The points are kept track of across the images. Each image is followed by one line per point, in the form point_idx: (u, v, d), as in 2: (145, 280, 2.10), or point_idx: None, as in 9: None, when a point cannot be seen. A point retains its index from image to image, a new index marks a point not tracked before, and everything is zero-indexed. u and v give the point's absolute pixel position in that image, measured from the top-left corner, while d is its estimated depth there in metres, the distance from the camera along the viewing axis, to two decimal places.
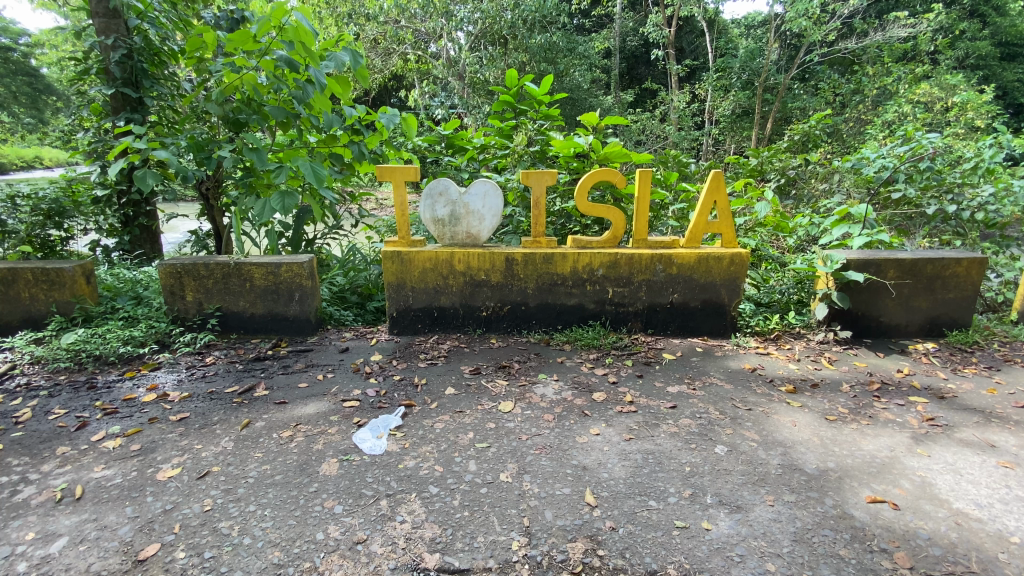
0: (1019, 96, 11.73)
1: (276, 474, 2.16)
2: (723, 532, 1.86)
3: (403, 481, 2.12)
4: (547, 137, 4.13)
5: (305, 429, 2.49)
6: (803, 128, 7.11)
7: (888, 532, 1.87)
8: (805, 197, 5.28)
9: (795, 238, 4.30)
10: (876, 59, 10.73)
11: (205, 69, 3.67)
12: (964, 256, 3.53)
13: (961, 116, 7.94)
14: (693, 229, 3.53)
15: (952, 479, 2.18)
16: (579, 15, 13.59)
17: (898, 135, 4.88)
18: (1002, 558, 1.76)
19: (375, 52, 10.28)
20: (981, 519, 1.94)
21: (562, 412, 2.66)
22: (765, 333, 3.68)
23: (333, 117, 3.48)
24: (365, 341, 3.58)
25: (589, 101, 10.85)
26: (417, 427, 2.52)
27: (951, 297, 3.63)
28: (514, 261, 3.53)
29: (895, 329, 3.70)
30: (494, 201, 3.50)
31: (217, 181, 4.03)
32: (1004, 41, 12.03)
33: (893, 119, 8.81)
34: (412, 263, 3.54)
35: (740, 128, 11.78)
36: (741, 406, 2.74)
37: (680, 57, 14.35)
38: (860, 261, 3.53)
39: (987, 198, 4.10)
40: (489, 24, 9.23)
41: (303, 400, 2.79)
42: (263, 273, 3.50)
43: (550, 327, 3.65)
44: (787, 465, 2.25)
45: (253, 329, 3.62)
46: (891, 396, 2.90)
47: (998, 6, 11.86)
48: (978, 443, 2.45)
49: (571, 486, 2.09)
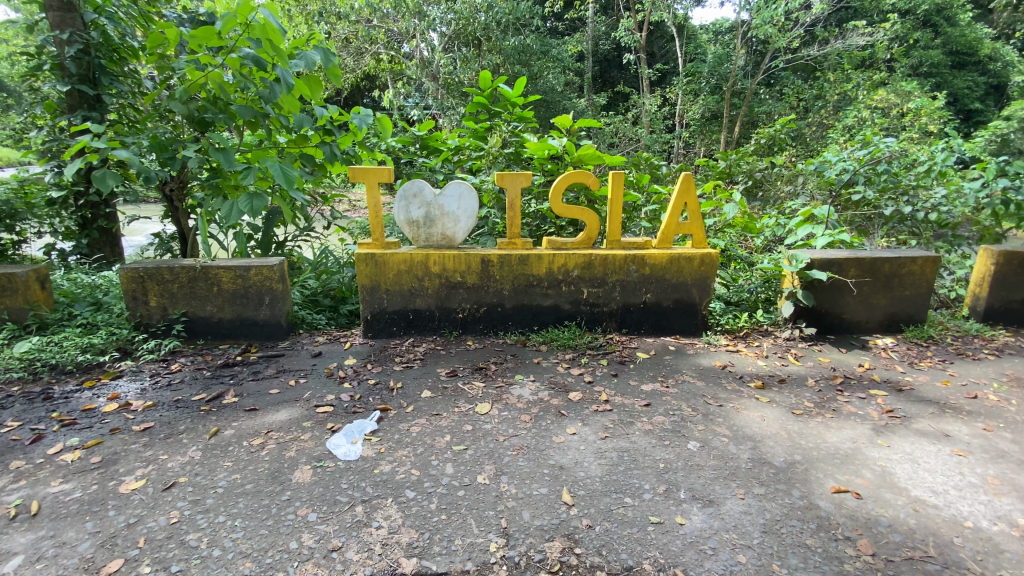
0: (968, 102, 12.30)
1: (246, 483, 2.10)
2: (696, 526, 1.90)
3: (379, 486, 2.09)
4: (521, 139, 4.13)
5: (276, 437, 2.43)
6: (768, 132, 7.35)
7: (852, 521, 1.94)
8: (771, 199, 5.44)
9: (762, 238, 4.45)
10: (837, 66, 11.13)
11: (167, 67, 3.52)
12: (919, 255, 3.70)
13: (915, 122, 8.35)
14: (664, 231, 3.59)
15: (910, 468, 2.28)
16: (551, 19, 13.68)
17: (858, 141, 5.08)
18: (957, 542, 1.84)
19: (347, 51, 10.14)
20: (937, 506, 2.04)
21: (539, 413, 2.67)
22: (735, 331, 3.77)
23: (304, 118, 3.41)
24: (339, 345, 3.52)
25: (563, 104, 10.95)
26: (393, 432, 2.48)
27: (908, 295, 3.79)
28: (490, 263, 3.53)
29: (856, 325, 3.84)
30: (470, 203, 3.50)
31: (181, 182, 3.91)
32: (955, 50, 12.59)
33: (854, 124, 9.15)
34: (386, 264, 3.50)
35: (709, 132, 12.12)
36: (712, 403, 2.81)
37: (651, 61, 14.64)
38: (824, 260, 3.67)
39: (940, 199, 4.32)
40: (463, 26, 9.22)
41: (274, 406, 2.72)
42: (231, 277, 3.40)
43: (526, 328, 3.66)
44: (757, 459, 2.31)
45: (220, 335, 3.52)
46: (853, 390, 3.02)
47: (949, 16, 12.41)
48: (934, 433, 2.57)
49: (547, 486, 2.10)
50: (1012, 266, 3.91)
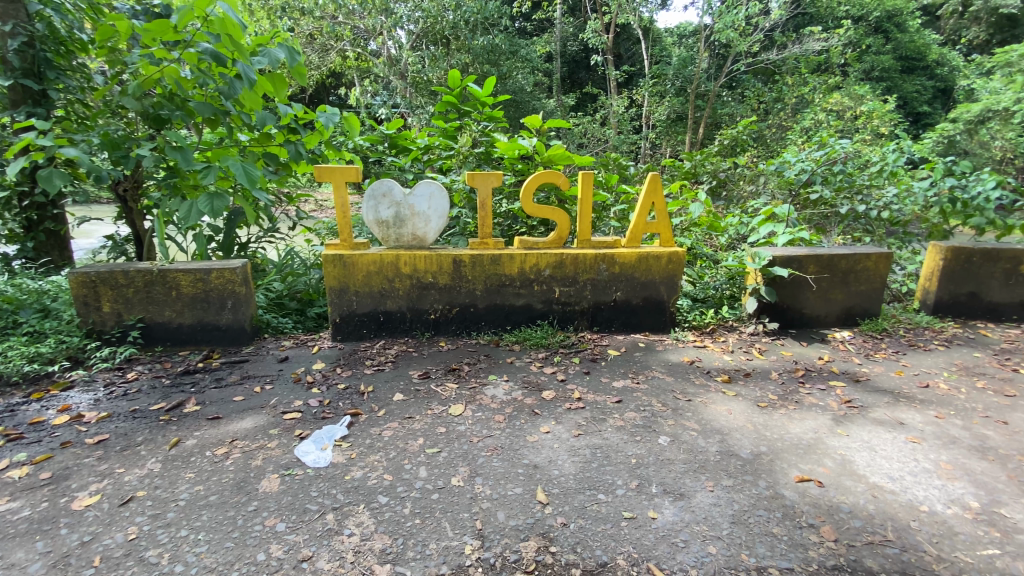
0: (916, 105, 12.91)
1: (210, 494, 2.02)
2: (668, 519, 1.93)
3: (350, 492, 2.04)
4: (491, 139, 4.13)
5: (242, 445, 2.34)
6: (731, 134, 7.56)
7: (815, 508, 2.01)
8: (735, 198, 5.59)
9: (726, 237, 4.57)
10: (795, 69, 11.54)
11: (118, 61, 3.35)
12: (873, 252, 3.87)
13: (867, 124, 8.74)
14: (632, 230, 3.65)
15: (869, 455, 2.37)
16: (519, 19, 13.71)
17: (815, 142, 5.27)
18: (913, 526, 1.93)
19: (311, 47, 9.89)
20: (894, 491, 2.13)
21: (513, 413, 2.66)
22: (702, 327, 3.86)
23: (267, 115, 3.30)
24: (307, 349, 3.43)
25: (532, 104, 10.99)
26: (364, 437, 2.43)
27: (863, 290, 3.96)
28: (462, 263, 3.50)
29: (815, 320, 3.98)
30: (440, 203, 3.46)
31: (136, 182, 3.74)
32: (904, 56, 13.22)
33: (811, 126, 9.51)
34: (355, 266, 3.43)
35: (675, 133, 12.38)
36: (681, 397, 2.86)
37: (618, 63, 14.84)
38: (785, 257, 3.79)
39: (891, 198, 4.53)
40: (431, 24, 9.13)
41: (239, 414, 2.63)
42: (191, 280, 3.27)
43: (499, 327, 3.65)
44: (725, 452, 2.37)
45: (180, 341, 3.38)
46: (814, 382, 3.13)
47: (899, 23, 13.02)
48: (889, 422, 2.68)
49: (522, 485, 2.10)
50: (959, 261, 4.12)
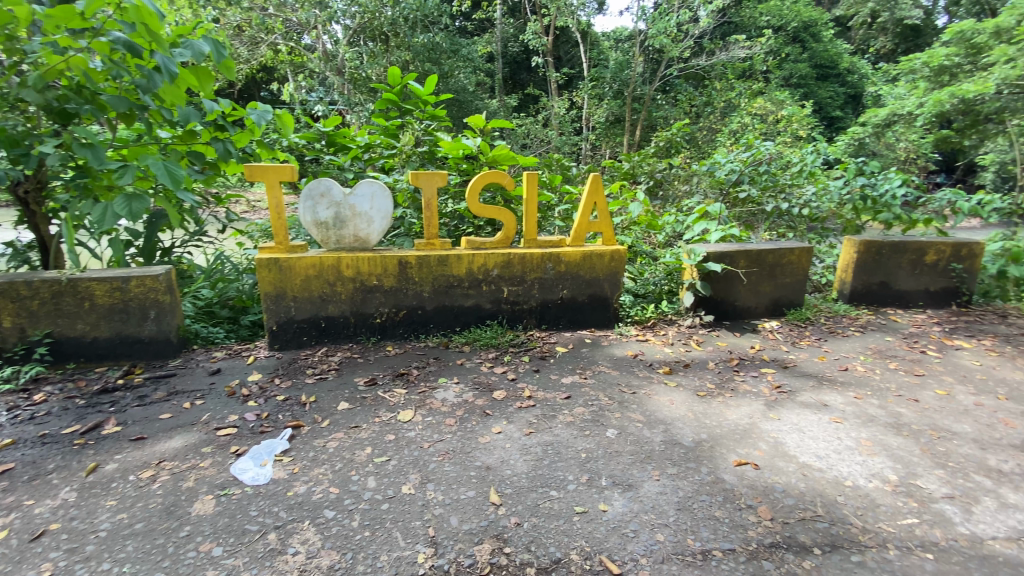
0: (830, 110, 13.99)
1: (136, 522, 1.86)
2: (618, 511, 1.98)
3: (294, 509, 1.94)
4: (434, 138, 4.07)
5: (171, 466, 2.17)
6: (666, 136, 7.88)
7: (752, 490, 2.12)
8: (671, 198, 5.82)
9: (664, 234, 4.75)
10: (723, 75, 12.19)
11: (17, 50, 2.97)
12: (795, 247, 4.15)
13: (787, 128, 9.39)
14: (576, 229, 3.71)
15: (798, 437, 2.54)
16: (460, 18, 13.61)
17: (743, 144, 5.59)
18: (840, 500, 2.08)
19: (239, 40, 9.34)
20: (821, 469, 2.29)
21: (463, 415, 2.63)
22: (644, 321, 3.99)
23: (191, 111, 3.08)
24: (241, 359, 3.24)
25: (474, 104, 10.95)
26: (307, 449, 2.32)
27: (788, 282, 4.24)
28: (407, 265, 3.43)
29: (747, 311, 4.21)
30: (383, 203, 3.36)
31: (39, 182, 3.39)
32: (819, 64, 14.30)
33: (738, 129, 10.08)
34: (293, 270, 3.27)
35: (614, 135, 12.74)
36: (627, 390, 2.94)
37: (559, 65, 15.09)
38: (718, 253, 4.00)
39: (810, 196, 4.87)
40: (369, 20, 8.87)
41: (166, 433, 2.43)
42: (106, 289, 3.00)
43: (447, 329, 3.60)
44: (669, 441, 2.45)
45: (96, 357, 3.08)
46: (747, 369, 3.32)
47: (814, 33, 14.06)
48: (815, 404, 2.88)
49: (474, 488, 2.08)
50: (870, 254, 4.50)
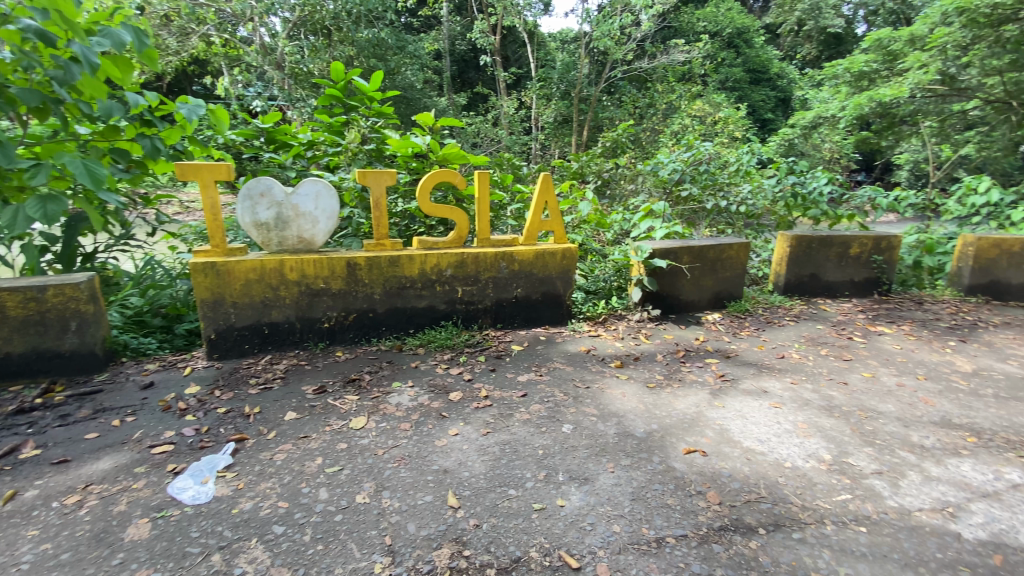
0: (762, 113, 14.81)
1: (59, 553, 1.70)
2: (575, 505, 2.00)
3: (240, 527, 1.84)
4: (382, 136, 3.98)
5: (99, 490, 2.00)
6: (613, 136, 8.07)
7: (701, 476, 2.21)
8: (618, 197, 5.96)
9: (612, 232, 4.88)
10: (664, 78, 12.64)
11: None
12: (734, 242, 4.37)
13: (724, 129, 9.86)
14: (528, 228, 3.73)
15: (742, 423, 2.67)
16: (405, 13, 13.38)
17: (684, 145, 5.81)
18: (781, 481, 2.20)
19: (167, 30, 8.75)
20: (763, 452, 2.41)
21: (419, 419, 2.58)
22: (596, 317, 4.06)
23: (114, 105, 2.85)
24: (177, 371, 3.03)
25: (422, 101, 10.79)
26: (253, 463, 2.20)
27: (728, 276, 4.44)
28: (356, 266, 3.32)
29: (691, 305, 4.38)
30: (328, 202, 3.24)
31: None
32: (751, 69, 15.10)
33: (680, 130, 10.48)
34: (231, 274, 3.10)
35: (562, 135, 12.92)
36: (581, 385, 2.99)
37: (506, 64, 15.12)
38: (663, 250, 4.13)
39: (746, 195, 5.15)
40: (309, 13, 8.54)
41: (93, 454, 2.24)
42: (19, 300, 2.74)
43: (400, 332, 3.53)
44: (622, 433, 2.51)
45: (9, 375, 2.80)
46: (693, 360, 3.45)
47: (746, 40, 14.82)
48: (756, 391, 3.04)
49: (432, 493, 2.04)
50: (801, 248, 4.79)
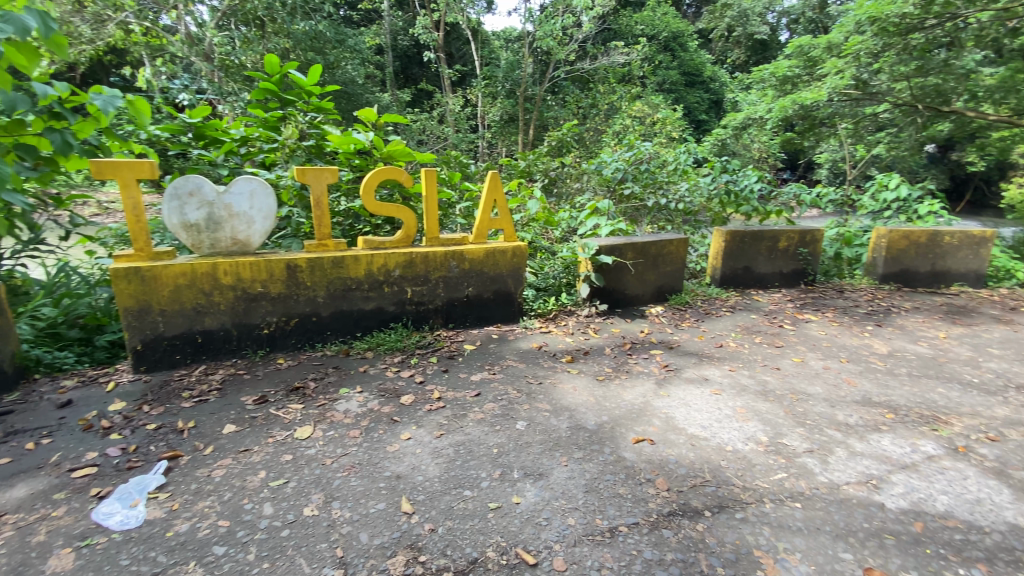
0: (697, 114, 15.49)
1: None
2: (530, 501, 2.01)
3: (176, 551, 1.71)
4: (322, 132, 3.82)
5: (10, 522, 1.81)
6: (558, 135, 8.17)
7: (649, 464, 2.28)
8: (564, 195, 6.04)
9: (559, 230, 4.97)
10: (605, 78, 12.94)
11: None
12: (674, 238, 4.53)
13: (663, 129, 10.23)
14: (478, 227, 3.71)
15: (686, 411, 2.77)
16: (343, 6, 12.93)
17: (625, 144, 5.97)
18: (724, 464, 2.31)
19: (77, 15, 8.01)
20: (707, 438, 2.52)
21: (369, 425, 2.51)
22: (546, 314, 4.10)
23: (17, 98, 2.52)
24: (99, 386, 2.79)
25: (364, 98, 10.49)
26: (188, 482, 2.06)
27: (669, 270, 4.61)
28: (298, 269, 3.18)
29: (636, 299, 4.51)
30: (265, 201, 3.08)
31: None
32: (687, 72, 15.74)
33: (622, 129, 10.77)
34: (158, 280, 2.89)
35: (508, 133, 12.96)
36: (533, 381, 3.01)
37: (450, 61, 14.96)
38: (608, 246, 4.23)
39: (684, 192, 5.38)
40: (239, 2, 8.08)
41: (1, 482, 2.02)
42: None
43: (347, 335, 3.41)
44: (574, 427, 2.55)
45: None
46: (640, 352, 3.56)
47: (681, 43, 15.43)
48: (699, 379, 3.17)
49: (385, 500, 1.99)
50: (736, 242, 5.05)
